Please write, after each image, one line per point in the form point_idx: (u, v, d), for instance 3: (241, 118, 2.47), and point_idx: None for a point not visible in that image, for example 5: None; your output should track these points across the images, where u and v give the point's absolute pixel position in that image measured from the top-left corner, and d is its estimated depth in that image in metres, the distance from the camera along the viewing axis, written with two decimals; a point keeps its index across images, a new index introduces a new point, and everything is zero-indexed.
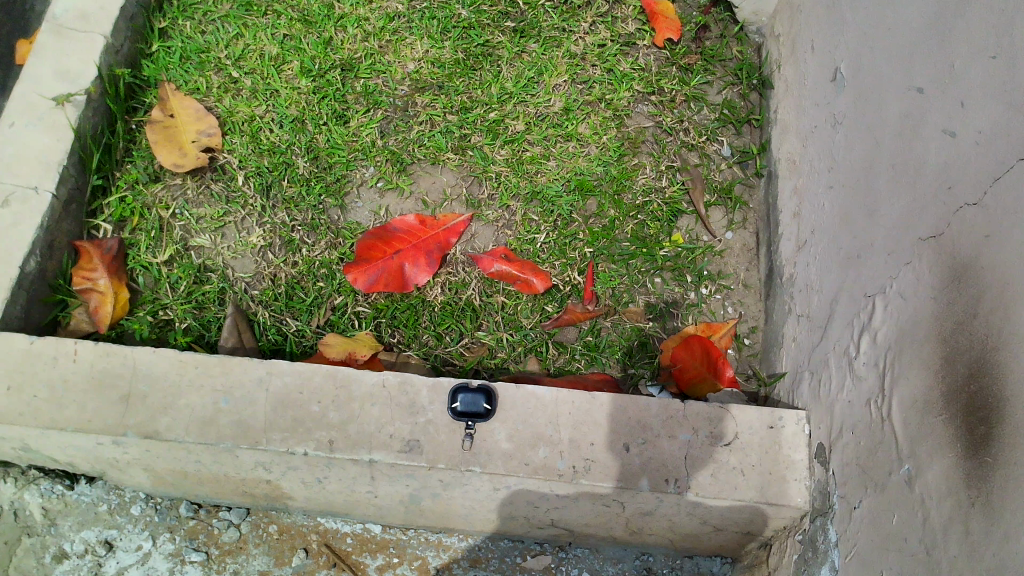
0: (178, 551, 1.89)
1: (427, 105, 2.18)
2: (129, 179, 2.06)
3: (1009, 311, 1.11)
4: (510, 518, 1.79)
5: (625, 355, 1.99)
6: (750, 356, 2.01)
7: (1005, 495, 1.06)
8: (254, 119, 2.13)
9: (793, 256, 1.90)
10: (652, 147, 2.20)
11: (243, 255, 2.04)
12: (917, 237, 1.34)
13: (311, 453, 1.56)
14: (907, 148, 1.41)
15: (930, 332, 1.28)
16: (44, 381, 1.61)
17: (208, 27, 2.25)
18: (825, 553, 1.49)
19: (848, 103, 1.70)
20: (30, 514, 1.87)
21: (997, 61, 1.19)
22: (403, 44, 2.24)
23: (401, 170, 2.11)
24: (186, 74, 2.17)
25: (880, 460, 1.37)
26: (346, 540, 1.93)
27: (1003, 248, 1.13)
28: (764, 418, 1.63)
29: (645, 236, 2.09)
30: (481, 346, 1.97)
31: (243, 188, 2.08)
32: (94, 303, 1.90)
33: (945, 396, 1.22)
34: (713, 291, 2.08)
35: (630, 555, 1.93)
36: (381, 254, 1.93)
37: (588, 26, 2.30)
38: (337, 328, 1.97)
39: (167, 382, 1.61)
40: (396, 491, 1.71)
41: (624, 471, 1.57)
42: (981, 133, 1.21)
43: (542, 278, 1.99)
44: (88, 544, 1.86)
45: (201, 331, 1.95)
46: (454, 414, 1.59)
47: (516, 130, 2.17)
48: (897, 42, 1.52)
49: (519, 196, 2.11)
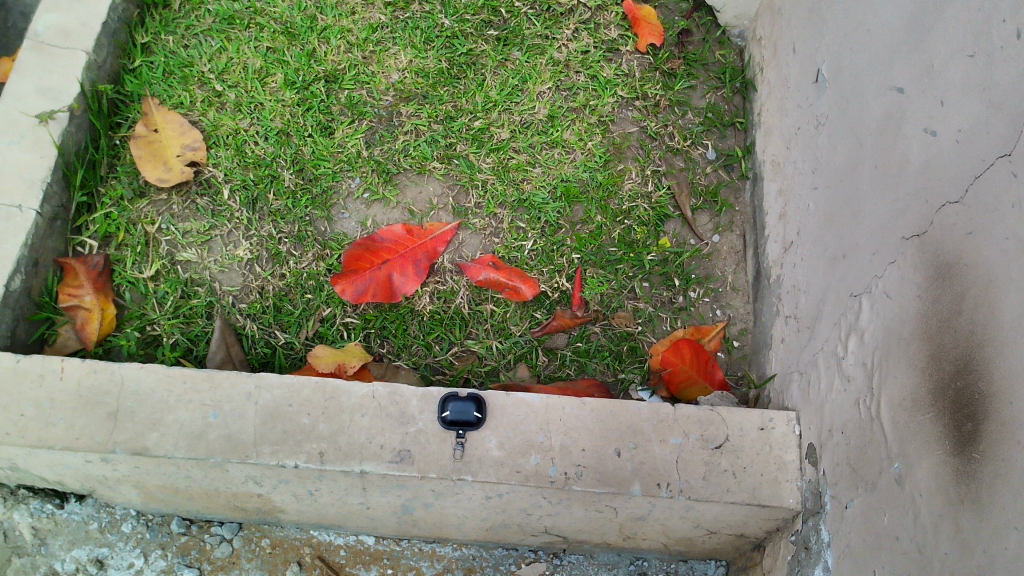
0: (170, 568, 1.88)
1: (412, 114, 2.18)
2: (114, 196, 2.05)
3: (994, 306, 1.11)
4: (502, 526, 1.79)
5: (616, 360, 1.99)
6: (739, 358, 2.02)
7: (995, 491, 1.07)
8: (239, 132, 2.13)
9: (779, 257, 1.90)
10: (638, 152, 2.20)
11: (231, 268, 2.03)
12: (901, 236, 1.35)
13: (302, 466, 1.56)
14: (889, 148, 1.42)
15: (917, 330, 1.28)
16: (32, 399, 1.60)
17: (191, 41, 2.23)
18: (818, 553, 1.49)
19: (831, 104, 1.71)
20: (19, 534, 1.84)
21: (976, 59, 1.20)
22: (386, 54, 2.24)
23: (388, 180, 2.12)
24: (170, 89, 2.17)
25: (871, 460, 1.36)
26: (339, 553, 1.91)
27: (987, 245, 1.14)
28: (755, 420, 1.64)
29: (633, 241, 2.10)
30: (472, 355, 1.98)
31: (229, 202, 2.08)
32: (80, 320, 1.91)
33: (932, 393, 1.23)
34: (701, 294, 2.08)
35: (625, 560, 1.92)
36: (369, 264, 1.94)
37: (570, 33, 2.31)
38: (326, 339, 1.96)
39: (155, 398, 1.60)
40: (388, 502, 1.70)
41: (616, 476, 1.58)
42: (960, 131, 1.22)
43: (530, 285, 2.00)
44: (81, 563, 1.85)
45: (189, 346, 1.95)
46: (444, 424, 1.59)
47: (501, 137, 2.17)
48: (877, 44, 1.53)
49: (506, 204, 2.11)
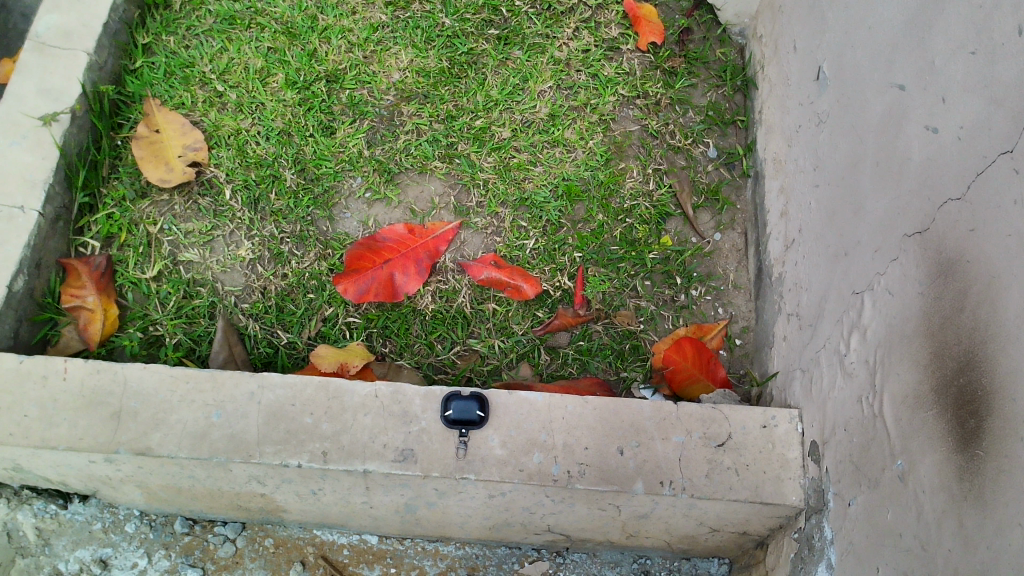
0: (174, 568, 1.88)
1: (413, 114, 2.18)
2: (116, 197, 2.06)
3: (996, 304, 1.11)
4: (505, 525, 1.79)
5: (618, 358, 1.99)
6: (741, 356, 2.02)
7: (998, 488, 1.07)
8: (240, 132, 2.13)
9: (781, 255, 1.91)
10: (639, 150, 2.21)
11: (232, 268, 2.04)
12: (904, 233, 1.35)
13: (305, 465, 1.56)
14: (890, 146, 1.42)
15: (919, 328, 1.28)
16: (35, 400, 1.60)
17: (192, 42, 2.23)
18: (821, 550, 1.49)
19: (832, 101, 1.71)
20: (23, 535, 1.84)
21: (977, 57, 1.20)
22: (387, 54, 2.24)
23: (389, 179, 2.12)
24: (171, 90, 2.17)
25: (874, 457, 1.37)
26: (343, 552, 1.92)
27: (988, 242, 1.14)
28: (758, 418, 1.64)
29: (634, 239, 2.10)
30: (474, 354, 1.98)
31: (231, 202, 2.08)
32: (83, 321, 1.91)
33: (935, 390, 1.23)
34: (703, 292, 2.08)
35: (627, 558, 1.93)
36: (371, 264, 1.94)
37: (571, 31, 2.31)
38: (328, 339, 1.96)
39: (158, 398, 1.60)
40: (391, 501, 1.70)
41: (619, 474, 1.58)
42: (961, 129, 1.22)
43: (532, 284, 2.01)
44: (84, 563, 1.85)
45: (192, 346, 1.95)
46: (447, 422, 1.59)
47: (503, 136, 2.17)
48: (878, 41, 1.53)
49: (508, 203, 2.11)
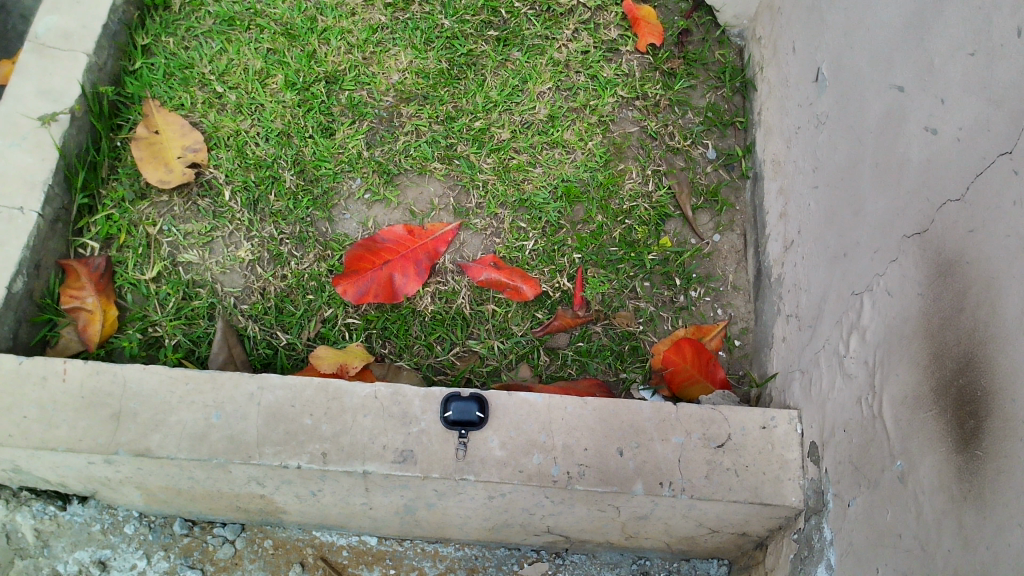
0: (173, 569, 1.88)
1: (413, 115, 2.18)
2: (115, 198, 2.06)
3: (996, 305, 1.11)
4: (504, 526, 1.79)
5: (617, 359, 1.99)
6: (740, 357, 2.02)
7: (997, 488, 1.07)
8: (240, 134, 2.13)
9: (780, 256, 1.91)
10: (638, 151, 2.21)
11: (232, 269, 2.04)
12: (903, 234, 1.35)
13: (305, 466, 1.56)
14: (890, 147, 1.42)
15: (919, 328, 1.28)
16: (34, 401, 1.60)
17: (191, 43, 2.23)
18: (821, 551, 1.49)
19: (832, 102, 1.71)
20: (22, 536, 1.84)
21: (976, 58, 1.21)
22: (386, 55, 2.24)
23: (388, 181, 2.12)
24: (170, 91, 2.17)
25: (873, 458, 1.37)
26: (342, 553, 1.92)
27: (988, 243, 1.14)
28: (757, 419, 1.64)
29: (634, 240, 2.10)
30: (473, 355, 1.98)
31: (231, 203, 2.08)
32: (82, 322, 1.91)
33: (934, 391, 1.23)
34: (702, 293, 2.09)
35: (627, 559, 1.93)
36: (371, 265, 1.94)
37: (570, 33, 2.31)
38: (328, 340, 1.96)
39: (158, 399, 1.60)
40: (391, 502, 1.70)
41: (619, 475, 1.58)
42: (960, 129, 1.22)
43: (531, 285, 2.01)
44: (83, 565, 1.85)
45: (191, 347, 1.95)
46: (447, 423, 1.59)
47: (502, 138, 2.17)
48: (877, 42, 1.53)
49: (507, 205, 2.11)
